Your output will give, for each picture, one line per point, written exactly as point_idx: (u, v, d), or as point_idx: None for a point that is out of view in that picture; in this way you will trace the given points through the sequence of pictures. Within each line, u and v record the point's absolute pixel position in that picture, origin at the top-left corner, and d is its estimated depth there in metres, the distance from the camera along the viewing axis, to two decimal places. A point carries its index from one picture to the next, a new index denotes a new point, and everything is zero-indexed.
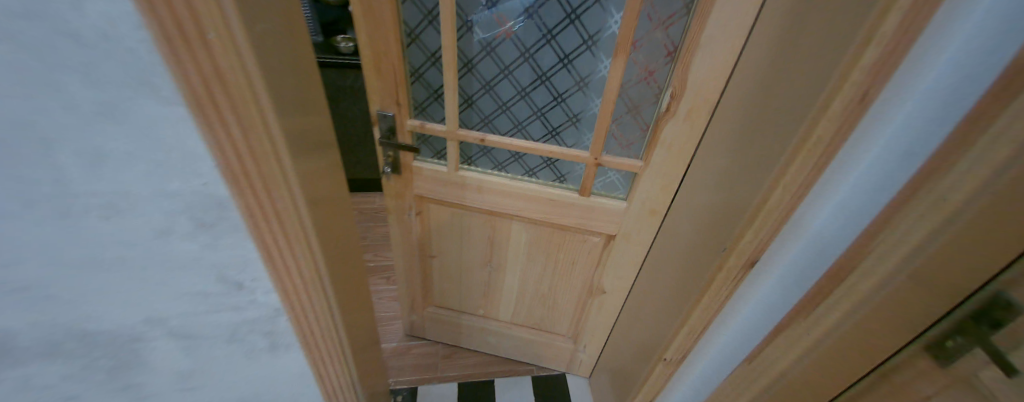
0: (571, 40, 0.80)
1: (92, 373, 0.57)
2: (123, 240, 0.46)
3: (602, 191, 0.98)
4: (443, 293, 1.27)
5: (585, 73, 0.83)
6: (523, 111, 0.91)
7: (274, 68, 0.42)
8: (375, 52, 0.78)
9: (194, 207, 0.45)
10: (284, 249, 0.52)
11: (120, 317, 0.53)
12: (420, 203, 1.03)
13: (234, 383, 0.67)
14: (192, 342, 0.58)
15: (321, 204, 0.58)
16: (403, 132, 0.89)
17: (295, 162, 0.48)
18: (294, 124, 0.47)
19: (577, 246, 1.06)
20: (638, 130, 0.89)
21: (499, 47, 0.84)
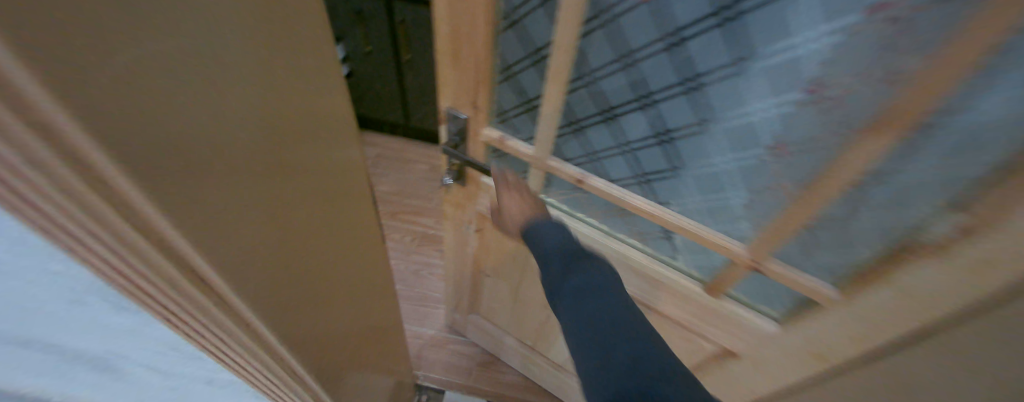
0: (783, 81, 0.46)
1: (64, 377, 0.49)
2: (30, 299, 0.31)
3: (743, 296, 0.70)
4: (490, 310, 1.12)
5: (788, 138, 0.49)
6: (653, 161, 0.63)
7: (213, 172, 0.23)
8: (456, 35, 0.58)
9: (101, 292, 0.28)
10: (235, 353, 0.35)
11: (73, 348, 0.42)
12: (481, 220, 0.85)
13: None
14: (169, 378, 0.48)
15: (314, 285, 0.42)
16: (477, 141, 0.72)
17: (253, 286, 0.31)
18: (263, 226, 0.30)
19: (678, 339, 0.86)
20: (842, 249, 0.54)
21: (642, 62, 0.54)
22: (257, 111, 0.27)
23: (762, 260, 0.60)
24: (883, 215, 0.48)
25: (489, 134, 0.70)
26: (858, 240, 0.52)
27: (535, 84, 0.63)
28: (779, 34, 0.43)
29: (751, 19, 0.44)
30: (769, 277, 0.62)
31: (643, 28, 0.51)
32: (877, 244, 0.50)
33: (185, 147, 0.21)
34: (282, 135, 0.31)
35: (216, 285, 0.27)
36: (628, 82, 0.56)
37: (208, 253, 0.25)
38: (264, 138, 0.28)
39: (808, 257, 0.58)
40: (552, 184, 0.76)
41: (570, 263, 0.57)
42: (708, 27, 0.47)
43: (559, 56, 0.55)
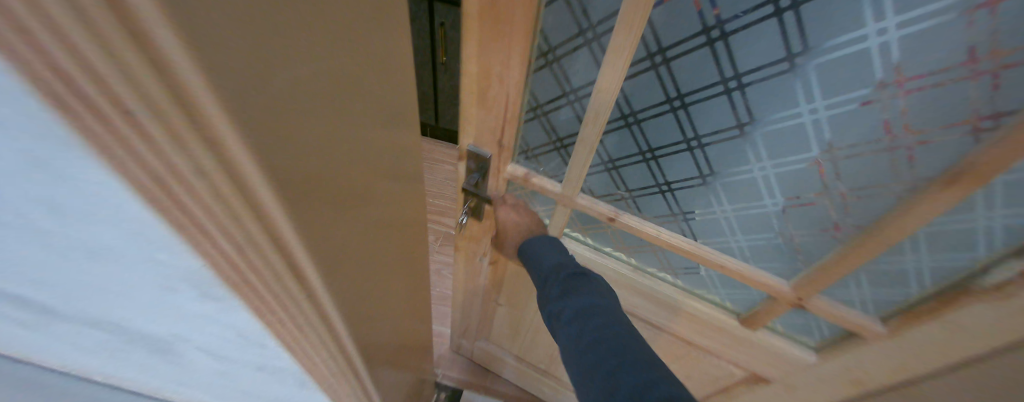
0: (852, 126, 0.45)
1: (129, 350, 0.52)
2: (126, 282, 0.33)
3: (781, 327, 0.69)
4: (500, 334, 1.13)
5: (852, 183, 0.50)
6: (694, 201, 0.63)
7: (327, 181, 0.25)
8: (488, 75, 0.58)
9: (195, 281, 0.30)
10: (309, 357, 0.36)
11: (146, 327, 0.44)
12: (497, 254, 0.85)
13: (263, 392, 0.61)
14: (221, 360, 0.50)
15: (382, 287, 0.44)
16: (499, 179, 0.72)
17: (342, 283, 0.33)
18: (357, 228, 0.32)
19: (703, 368, 0.83)
20: (888, 285, 0.54)
21: (694, 105, 0.53)
22: (366, 127, 0.29)
23: (809, 299, 0.60)
24: (945, 257, 0.48)
25: (512, 172, 0.70)
26: (911, 279, 0.52)
27: (570, 121, 0.62)
28: (855, 83, 0.43)
29: (829, 66, 0.43)
30: (816, 314, 0.60)
31: (698, 72, 0.49)
32: (927, 283, 0.51)
33: (312, 160, 0.23)
34: (383, 146, 0.32)
35: (313, 284, 0.29)
36: (675, 124, 0.56)
37: (316, 252, 0.27)
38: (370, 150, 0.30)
39: (855, 293, 0.57)
40: (572, 219, 0.75)
41: (562, 278, 0.63)
42: (778, 73, 0.45)
43: (601, 100, 0.54)
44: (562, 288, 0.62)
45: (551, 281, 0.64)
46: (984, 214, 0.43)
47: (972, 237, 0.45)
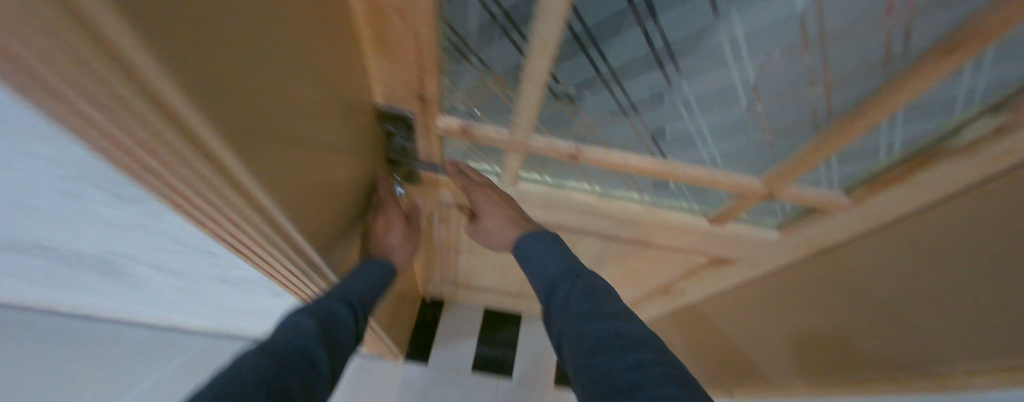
0: (847, 6, 0.34)
1: (85, 269, 0.51)
2: (27, 192, 0.30)
3: (749, 217, 0.68)
4: (468, 274, 1.11)
5: (834, 68, 0.39)
6: (663, 120, 0.48)
7: (225, 34, 0.20)
8: (380, 11, 0.34)
9: (92, 178, 0.26)
10: (250, 246, 0.35)
11: (81, 244, 0.41)
12: (448, 210, 0.71)
13: (241, 301, 0.62)
14: (182, 274, 0.49)
15: (324, 183, 0.40)
16: (431, 135, 0.50)
17: (274, 172, 0.29)
18: (274, 104, 0.28)
19: (670, 264, 0.85)
20: (858, 160, 0.51)
21: (660, 2, 0.35)
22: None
23: (780, 191, 0.54)
24: (918, 125, 0.44)
25: (447, 124, 0.48)
26: (879, 151, 0.49)
27: (507, 53, 0.40)
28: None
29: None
30: (783, 200, 0.57)
31: None
32: (896, 150, 0.48)
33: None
34: (286, 0, 0.26)
35: (235, 170, 0.25)
36: (640, 33, 0.38)
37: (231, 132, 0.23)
38: (268, 0, 0.24)
39: (826, 176, 0.54)
40: (527, 159, 0.58)
41: (579, 295, 0.47)
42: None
43: (548, 19, 0.33)
44: (580, 311, 0.46)
45: (564, 297, 0.48)
46: (968, 77, 0.38)
47: (951, 100, 0.41)
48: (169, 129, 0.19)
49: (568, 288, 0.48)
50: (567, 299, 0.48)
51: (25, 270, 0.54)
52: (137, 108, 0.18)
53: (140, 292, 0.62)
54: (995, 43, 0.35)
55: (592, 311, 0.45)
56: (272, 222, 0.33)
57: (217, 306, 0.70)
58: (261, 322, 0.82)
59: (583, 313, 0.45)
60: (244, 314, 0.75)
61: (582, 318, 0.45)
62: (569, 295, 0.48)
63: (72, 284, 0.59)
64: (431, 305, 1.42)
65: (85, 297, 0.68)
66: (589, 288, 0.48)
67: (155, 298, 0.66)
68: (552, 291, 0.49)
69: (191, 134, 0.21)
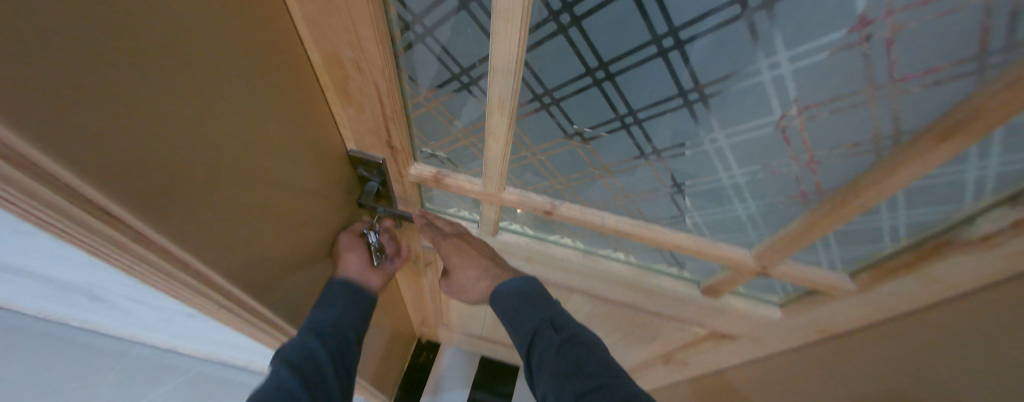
0: (830, 88, 0.30)
1: (74, 293, 0.54)
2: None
3: (744, 290, 0.63)
4: (460, 319, 1.07)
5: (819, 147, 0.35)
6: (642, 184, 0.46)
7: (128, 97, 0.20)
8: (338, 63, 0.35)
9: None
10: (188, 300, 0.34)
11: (61, 272, 0.44)
12: (431, 255, 0.70)
13: (216, 334, 0.63)
14: (152, 305, 0.50)
15: (279, 233, 0.39)
16: (404, 183, 0.50)
17: (200, 229, 0.28)
18: (207, 159, 0.27)
19: (669, 331, 0.78)
20: (862, 243, 0.46)
21: (621, 74, 0.33)
22: (189, 31, 0.23)
23: (774, 267, 0.50)
24: (926, 212, 0.40)
25: (418, 172, 0.48)
26: (887, 234, 0.44)
27: (471, 110, 0.40)
28: (836, 27, 0.26)
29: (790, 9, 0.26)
30: (778, 278, 0.53)
31: (617, 26, 0.29)
32: (903, 235, 0.43)
33: (85, 68, 0.18)
34: (218, 70, 0.26)
35: (136, 225, 0.24)
36: (605, 101, 0.36)
37: (125, 189, 0.22)
38: (200, 63, 0.24)
39: (826, 254, 0.49)
40: (505, 212, 0.57)
41: (558, 350, 0.42)
42: (727, 24, 0.27)
43: (501, 78, 0.33)
44: (557, 371, 0.40)
45: (543, 353, 0.43)
46: (978, 163, 0.33)
47: (960, 187, 0.36)
48: (44, 186, 0.19)
49: (546, 342, 0.43)
50: (545, 356, 0.42)
51: (28, 288, 0.58)
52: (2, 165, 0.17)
53: (128, 317, 0.64)
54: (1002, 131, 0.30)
55: (571, 370, 0.40)
56: (205, 280, 0.32)
57: (199, 335, 0.71)
58: (243, 355, 0.82)
59: (559, 372, 0.40)
60: (225, 346, 0.76)
61: (559, 377, 0.40)
62: (548, 350, 0.42)
63: (69, 304, 0.63)
64: (426, 347, 1.37)
65: (81, 314, 0.71)
66: (569, 341, 0.43)
67: (143, 323, 0.69)
68: (531, 345, 0.44)
69: (77, 190, 0.20)
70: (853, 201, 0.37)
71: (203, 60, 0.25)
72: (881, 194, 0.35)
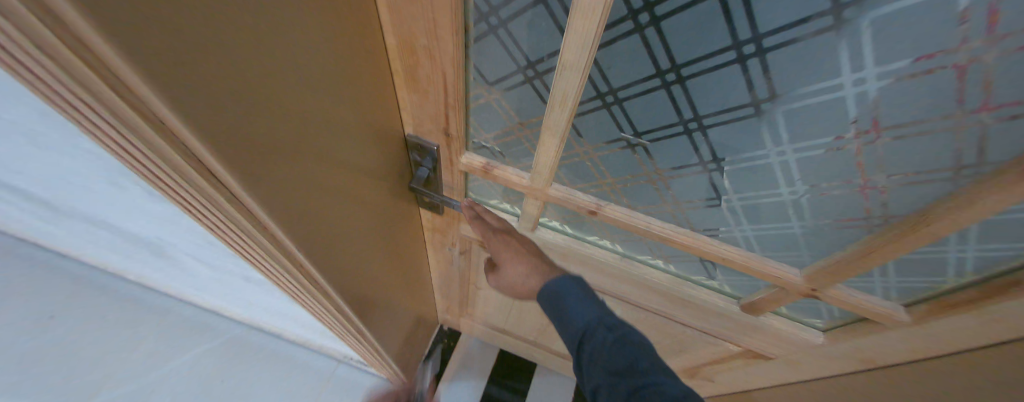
0: (916, 107, 0.29)
1: (142, 249, 0.58)
2: (85, 174, 0.34)
3: (786, 310, 0.61)
4: (484, 311, 1.09)
5: (894, 169, 0.34)
6: (695, 191, 0.45)
7: (239, 66, 0.22)
8: (411, 51, 0.36)
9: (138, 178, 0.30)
10: (258, 261, 0.37)
11: (137, 228, 0.47)
12: (468, 244, 0.72)
13: (265, 300, 0.66)
14: (212, 266, 0.53)
15: (342, 210, 0.42)
16: (454, 171, 0.52)
17: (279, 193, 0.31)
18: (290, 132, 0.29)
19: (698, 344, 0.77)
20: (921, 275, 0.44)
21: (693, 78, 0.33)
22: (292, 12, 0.25)
23: (823, 290, 0.48)
24: (999, 249, 0.37)
25: (469, 162, 0.49)
26: (950, 268, 0.41)
27: (533, 104, 0.41)
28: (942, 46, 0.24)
29: (889, 22, 0.24)
30: (826, 301, 0.51)
31: (697, 29, 0.29)
32: (970, 271, 0.41)
33: (206, 34, 0.19)
34: (310, 49, 0.28)
35: (231, 185, 0.26)
36: (671, 104, 0.36)
37: (225, 152, 0.24)
38: (297, 43, 0.26)
39: (881, 282, 0.47)
40: (547, 208, 0.57)
41: (610, 347, 0.42)
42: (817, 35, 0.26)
43: (569, 74, 0.34)
44: (610, 367, 0.41)
45: (594, 350, 0.43)
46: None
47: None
48: (166, 143, 0.21)
49: (597, 340, 0.43)
50: (597, 353, 0.42)
51: (103, 241, 0.63)
52: (132, 119, 0.20)
53: (186, 277, 0.68)
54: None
55: (624, 367, 0.40)
56: (278, 242, 0.34)
57: (246, 301, 0.75)
58: (282, 323, 0.86)
59: (613, 368, 0.40)
60: (268, 312, 0.80)
61: (612, 373, 0.40)
62: (600, 348, 0.43)
63: (134, 257, 0.67)
64: (446, 334, 1.40)
65: (140, 268, 0.76)
66: (621, 340, 0.42)
67: (196, 282, 0.73)
68: (582, 343, 0.44)
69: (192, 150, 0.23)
70: (923, 229, 0.35)
71: (300, 39, 0.26)
72: (955, 225, 0.33)
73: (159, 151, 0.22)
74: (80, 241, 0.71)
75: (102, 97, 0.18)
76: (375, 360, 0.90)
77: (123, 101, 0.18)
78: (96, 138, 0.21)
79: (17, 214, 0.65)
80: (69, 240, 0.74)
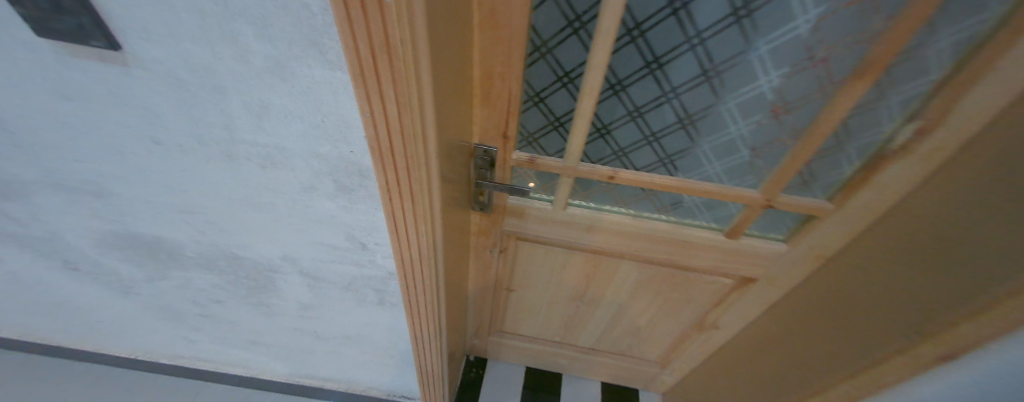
0: (789, 58, 0.51)
1: (239, 286, 0.64)
2: (275, 189, 0.45)
3: (757, 231, 0.81)
4: (514, 320, 1.19)
5: (790, 99, 0.56)
6: (678, 145, 0.65)
7: (443, 69, 0.39)
8: (489, 75, 0.54)
9: (338, 171, 0.43)
10: (409, 227, 0.48)
11: (263, 250, 0.56)
12: (507, 240, 0.87)
13: (344, 321, 0.73)
14: (317, 282, 0.62)
15: (447, 193, 0.56)
16: (506, 167, 0.68)
17: (442, 163, 0.46)
18: (447, 121, 0.46)
19: (701, 287, 0.95)
20: (829, 172, 0.66)
21: (669, 63, 0.55)
22: (457, 46, 0.42)
23: (777, 198, 0.69)
24: (864, 138, 0.60)
25: (518, 157, 0.66)
26: (843, 162, 0.64)
27: (567, 103, 0.60)
28: (786, 21, 0.48)
29: (760, 15, 0.48)
30: (780, 209, 0.72)
31: (666, 34, 0.52)
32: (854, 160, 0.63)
33: (441, 47, 0.36)
34: (456, 71, 0.45)
35: (429, 151, 0.40)
36: (657, 83, 0.57)
37: (436, 123, 0.38)
38: (455, 65, 0.44)
39: (809, 186, 0.69)
40: (573, 187, 0.74)
41: None
42: (727, 23, 0.50)
43: (594, 74, 0.53)
44: None
45: None
46: (881, 98, 0.55)
47: (876, 116, 0.57)
48: (417, 118, 0.35)
49: None
50: None
51: (184, 295, 0.67)
52: (412, 101, 0.33)
53: (261, 318, 0.73)
54: (887, 74, 0.52)
55: None
56: (430, 205, 0.47)
57: (314, 336, 0.80)
58: (339, 361, 0.89)
59: None
60: (331, 346, 0.84)
61: None
62: None
63: (209, 310, 0.71)
64: (473, 363, 1.44)
65: (201, 332, 0.79)
66: None
67: (265, 327, 0.77)
68: None
69: (423, 124, 0.36)
70: (818, 133, 0.57)
71: (456, 62, 0.44)
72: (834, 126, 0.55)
73: (405, 125, 0.35)
74: (140, 311, 0.73)
75: (401, 87, 0.31)
76: (431, 383, 0.94)
77: (413, 90, 0.32)
78: (371, 118, 0.34)
79: (90, 293, 0.68)
80: (121, 316, 0.75)
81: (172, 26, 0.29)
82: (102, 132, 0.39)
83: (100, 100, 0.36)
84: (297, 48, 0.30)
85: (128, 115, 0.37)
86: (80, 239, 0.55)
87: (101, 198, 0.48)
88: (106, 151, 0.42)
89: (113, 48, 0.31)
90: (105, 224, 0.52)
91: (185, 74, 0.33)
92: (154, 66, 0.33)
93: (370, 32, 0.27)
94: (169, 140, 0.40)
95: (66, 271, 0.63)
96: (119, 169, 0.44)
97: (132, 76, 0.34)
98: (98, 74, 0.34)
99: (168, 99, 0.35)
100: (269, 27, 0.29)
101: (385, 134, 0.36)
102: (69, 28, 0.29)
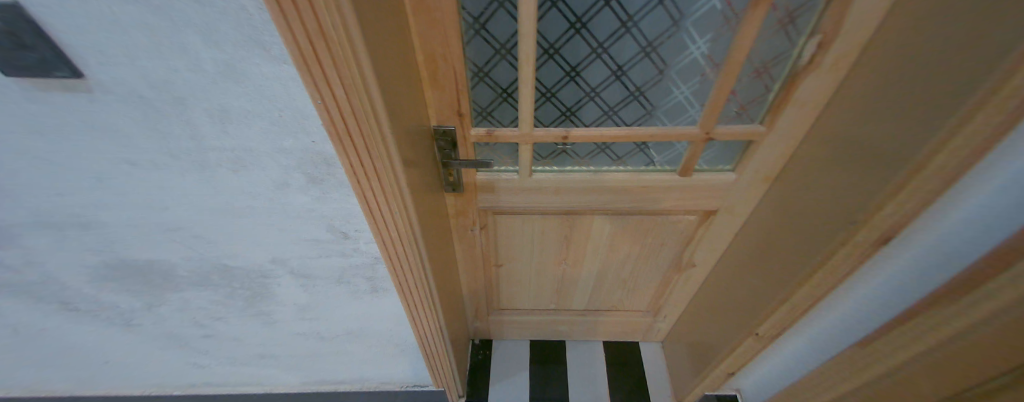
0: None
1: (235, 298, 0.67)
2: (251, 191, 0.49)
3: (707, 166, 0.88)
4: (509, 295, 1.25)
5: (703, 36, 0.62)
6: (618, 96, 0.71)
7: (384, 55, 0.43)
8: (433, 58, 0.59)
9: (306, 162, 0.47)
10: (382, 206, 0.52)
11: (252, 257, 0.59)
12: (484, 217, 0.92)
13: (343, 316, 0.78)
14: (310, 280, 0.66)
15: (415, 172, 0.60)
16: (467, 144, 0.73)
17: (401, 141, 0.50)
18: (399, 103, 0.50)
19: (671, 228, 1.02)
20: (754, 97, 0.74)
21: (592, 21, 0.61)
22: (394, 32, 0.47)
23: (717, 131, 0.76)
24: (776, 61, 0.68)
25: (476, 132, 0.71)
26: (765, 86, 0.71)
27: (509, 73, 0.65)
28: None
29: None
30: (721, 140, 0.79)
31: None
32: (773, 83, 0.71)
33: (377, 34, 0.41)
34: (399, 55, 0.50)
35: (385, 129, 0.44)
36: (585, 41, 0.63)
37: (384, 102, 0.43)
38: (397, 50, 0.49)
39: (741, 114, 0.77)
40: (534, 153, 0.80)
41: None
42: None
43: (527, 42, 0.57)
44: None
45: None
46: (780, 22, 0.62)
47: (780, 39, 0.65)
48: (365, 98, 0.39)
49: None
50: None
51: (184, 317, 0.70)
52: (356, 81, 0.38)
53: (264, 328, 0.76)
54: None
55: None
56: (398, 182, 0.51)
57: (318, 338, 0.84)
58: (347, 359, 0.93)
59: None
60: (337, 346, 0.88)
61: None
62: None
63: (211, 329, 0.74)
64: (480, 346, 1.49)
65: (207, 355, 0.82)
66: None
67: (269, 338, 0.81)
68: None
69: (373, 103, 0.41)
70: None
71: (397, 47, 0.49)
72: None
73: (355, 106, 0.40)
74: (144, 343, 0.76)
75: (343, 69, 0.36)
76: (438, 366, 0.98)
77: (356, 71, 0.37)
78: (323, 103, 0.39)
79: (92, 332, 0.71)
80: (125, 351, 0.78)
81: (127, 46, 0.33)
82: (78, 161, 0.43)
83: (71, 130, 0.39)
84: (244, 49, 0.35)
85: (99, 140, 0.41)
86: (74, 275, 0.58)
87: (87, 228, 0.51)
88: (84, 180, 0.45)
89: (76, 76, 0.35)
90: (94, 255, 0.55)
91: (147, 90, 0.37)
92: (117, 87, 0.36)
93: (304, 22, 0.32)
94: (143, 159, 0.43)
95: (66, 312, 0.66)
96: (100, 196, 0.47)
97: (98, 100, 0.37)
98: (65, 103, 0.37)
99: (135, 117, 0.39)
100: (215, 32, 0.33)
101: (339, 118, 0.40)
102: (33, 60, 0.33)
